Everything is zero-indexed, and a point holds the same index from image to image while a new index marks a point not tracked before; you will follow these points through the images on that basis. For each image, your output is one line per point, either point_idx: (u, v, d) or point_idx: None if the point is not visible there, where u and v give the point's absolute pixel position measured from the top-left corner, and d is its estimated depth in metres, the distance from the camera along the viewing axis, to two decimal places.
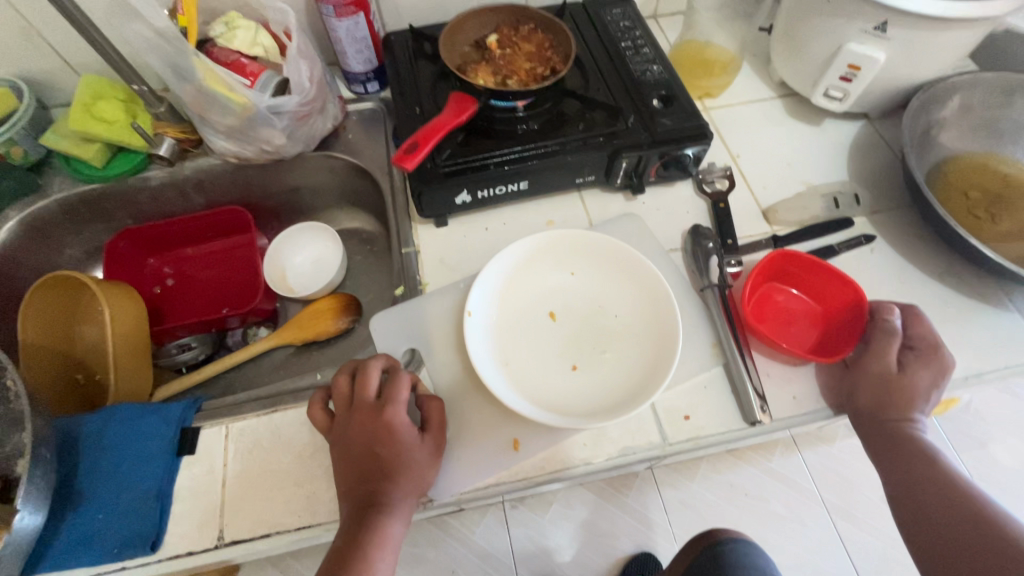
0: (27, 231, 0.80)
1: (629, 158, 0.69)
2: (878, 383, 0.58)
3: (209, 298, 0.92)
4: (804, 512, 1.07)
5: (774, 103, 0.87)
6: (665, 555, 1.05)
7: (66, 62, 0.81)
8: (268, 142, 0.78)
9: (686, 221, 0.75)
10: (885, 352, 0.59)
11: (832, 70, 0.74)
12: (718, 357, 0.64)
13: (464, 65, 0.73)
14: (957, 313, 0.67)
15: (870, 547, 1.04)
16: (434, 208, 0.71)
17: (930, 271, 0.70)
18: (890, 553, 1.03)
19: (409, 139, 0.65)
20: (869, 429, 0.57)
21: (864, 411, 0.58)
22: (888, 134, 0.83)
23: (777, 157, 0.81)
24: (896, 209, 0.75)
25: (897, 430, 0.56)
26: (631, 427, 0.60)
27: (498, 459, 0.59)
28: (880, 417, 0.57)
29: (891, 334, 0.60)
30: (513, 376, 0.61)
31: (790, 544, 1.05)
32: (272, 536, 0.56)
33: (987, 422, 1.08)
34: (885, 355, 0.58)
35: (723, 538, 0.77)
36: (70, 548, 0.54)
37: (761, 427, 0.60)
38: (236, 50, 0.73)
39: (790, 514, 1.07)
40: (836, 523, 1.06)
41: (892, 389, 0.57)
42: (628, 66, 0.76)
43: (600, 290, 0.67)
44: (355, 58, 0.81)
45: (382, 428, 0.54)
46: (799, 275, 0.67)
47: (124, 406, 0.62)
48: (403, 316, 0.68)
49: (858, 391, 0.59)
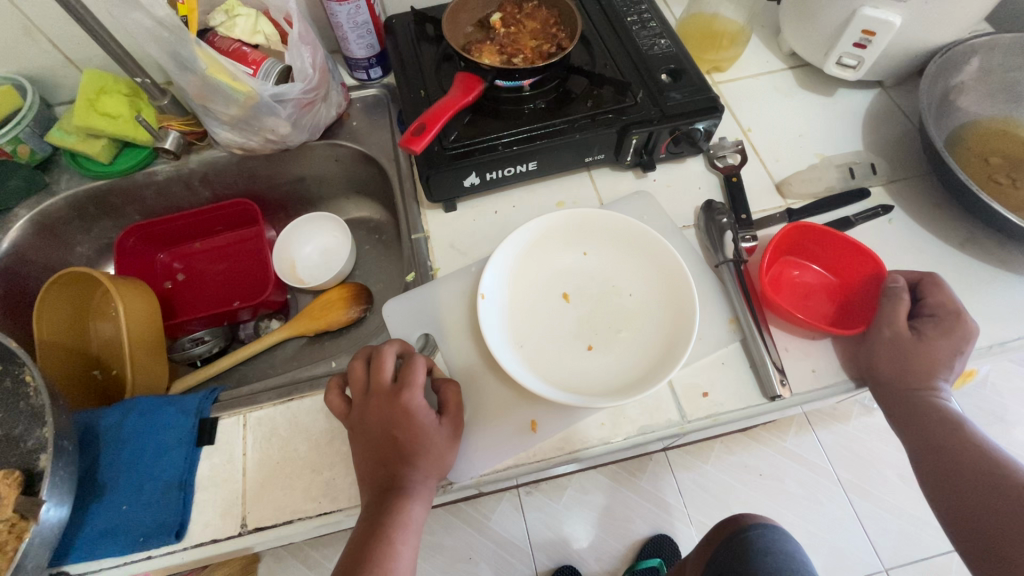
0: (37, 229, 0.80)
1: (639, 134, 0.68)
2: (893, 350, 0.57)
3: (220, 291, 0.92)
4: (819, 489, 1.07)
5: (784, 75, 0.85)
6: (682, 536, 1.05)
7: (68, 58, 0.81)
8: (272, 131, 0.77)
9: (698, 197, 0.73)
10: (896, 317, 0.57)
11: (845, 37, 0.72)
12: (735, 334, 0.63)
13: (467, 45, 0.71)
14: (978, 282, 0.66)
15: (889, 524, 1.03)
16: (442, 191, 0.70)
17: (949, 240, 0.69)
18: (908, 529, 1.02)
19: (416, 121, 0.64)
20: (891, 399, 0.57)
21: (884, 381, 0.57)
22: (902, 102, 0.81)
23: (790, 129, 0.79)
24: (913, 178, 0.73)
25: (922, 400, 0.55)
26: (649, 405, 0.60)
27: (516, 441, 0.58)
28: (903, 388, 0.56)
29: (895, 298, 0.58)
30: (528, 357, 0.61)
31: (808, 522, 1.05)
32: (295, 522, 0.56)
33: (1003, 395, 1.07)
34: (897, 321, 0.57)
35: (755, 524, 0.77)
36: (96, 539, 0.55)
37: (780, 402, 0.60)
38: (237, 39, 0.72)
39: (806, 493, 1.07)
40: (854, 502, 1.06)
41: (914, 359, 0.56)
42: (635, 41, 0.75)
43: (612, 269, 0.67)
44: (356, 44, 0.80)
45: (399, 411, 0.54)
46: (816, 249, 0.66)
47: (142, 399, 0.63)
48: (415, 302, 0.67)
49: (878, 362, 0.58)
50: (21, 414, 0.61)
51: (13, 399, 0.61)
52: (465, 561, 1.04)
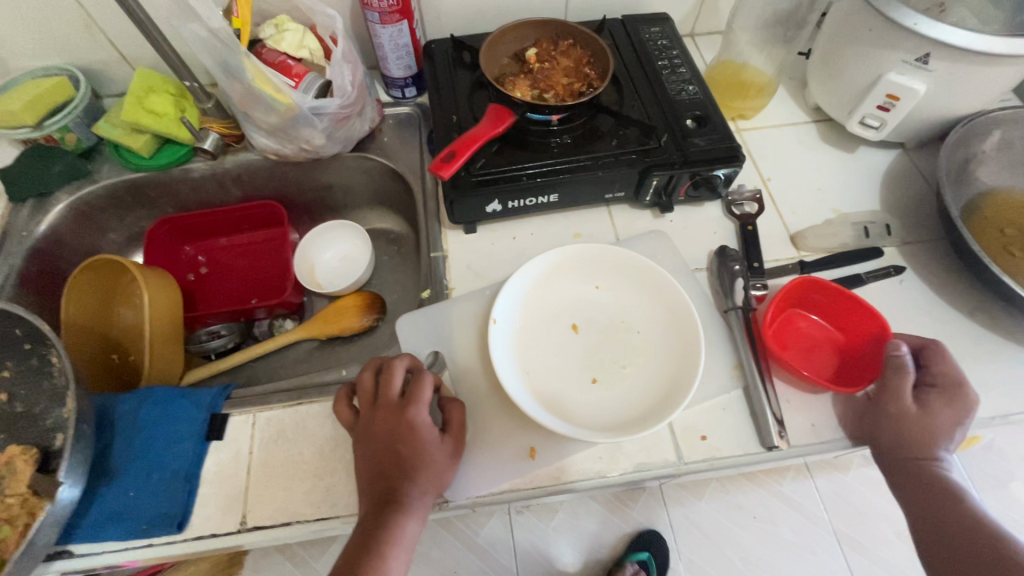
0: (75, 214, 0.84)
1: (659, 176, 0.70)
2: (895, 416, 0.57)
3: (239, 287, 0.95)
4: (813, 538, 1.06)
5: (808, 128, 0.87)
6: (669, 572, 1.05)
7: (121, 55, 0.85)
8: (307, 141, 0.80)
9: (712, 242, 0.75)
10: (899, 386, 0.58)
11: (870, 99, 0.74)
12: (738, 381, 0.64)
13: (502, 76, 0.73)
14: (985, 351, 0.66)
15: None
16: (465, 214, 0.72)
17: (959, 307, 0.69)
18: None
19: (447, 148, 0.66)
20: (890, 465, 0.57)
21: (887, 447, 0.58)
22: (922, 165, 0.82)
23: (809, 182, 0.81)
24: (927, 241, 0.74)
25: (920, 468, 0.55)
26: (647, 444, 0.61)
27: (514, 466, 0.60)
28: (902, 454, 0.56)
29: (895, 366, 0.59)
30: (533, 384, 0.62)
31: (798, 569, 1.04)
32: (292, 524, 0.58)
33: (1008, 460, 1.06)
34: (899, 391, 0.57)
35: None
36: (103, 521, 0.57)
37: (777, 453, 0.60)
38: (283, 52, 0.76)
39: (799, 540, 1.06)
40: (847, 553, 1.05)
41: (914, 426, 0.56)
42: (663, 85, 0.77)
43: (622, 304, 0.68)
44: (395, 64, 0.84)
45: (403, 426, 0.55)
46: (823, 304, 0.67)
47: (159, 389, 0.65)
48: (428, 319, 0.69)
49: (878, 426, 0.58)
50: (43, 393, 0.63)
51: (38, 377, 0.64)
52: (450, 574, 1.05)
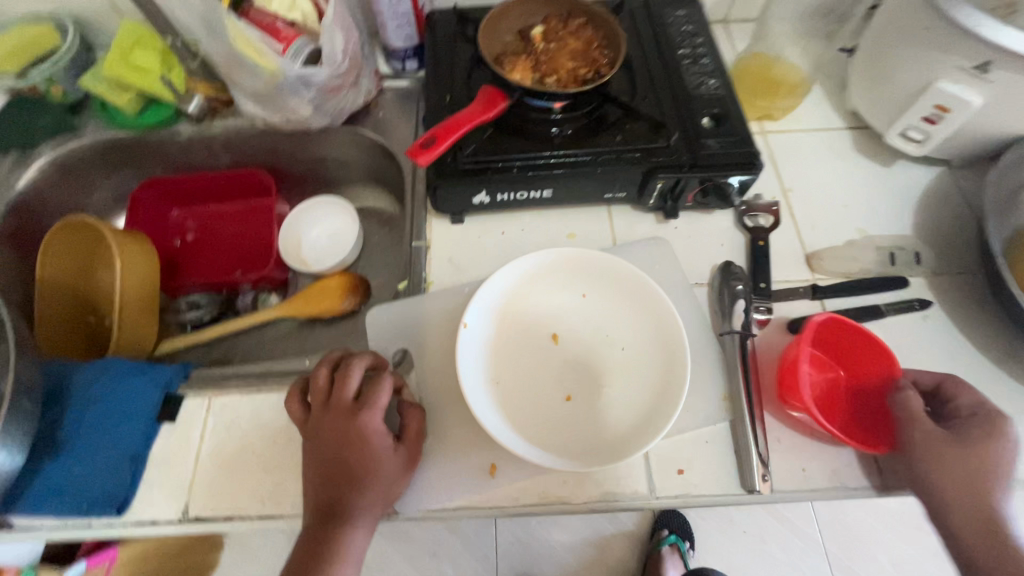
0: (57, 170, 0.81)
1: (665, 180, 0.64)
2: (935, 449, 0.51)
3: (223, 258, 0.92)
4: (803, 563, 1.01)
5: (842, 134, 0.78)
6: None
7: (111, 4, 0.81)
8: (294, 112, 0.75)
9: (717, 255, 0.68)
10: (918, 417, 0.52)
11: (916, 108, 0.66)
12: (726, 413, 0.58)
13: (503, 55, 0.67)
14: (1011, 404, 0.59)
15: None
16: (450, 204, 0.67)
17: (987, 351, 0.62)
18: None
19: (430, 132, 0.60)
20: (937, 509, 0.50)
21: (927, 487, 0.50)
22: (966, 186, 0.73)
23: (835, 196, 0.73)
24: (960, 274, 0.66)
25: (971, 509, 0.49)
26: (618, 472, 0.56)
27: (472, 482, 0.56)
28: (953, 494, 0.49)
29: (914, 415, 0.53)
30: (501, 397, 0.58)
31: None
32: (235, 519, 0.55)
33: None
34: (920, 420, 0.52)
35: None
36: (44, 496, 0.55)
37: (758, 497, 0.55)
38: (273, 13, 0.70)
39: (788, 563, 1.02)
40: None
41: (957, 460, 0.50)
42: (682, 76, 0.69)
43: (609, 317, 0.63)
44: (395, 33, 0.78)
45: (354, 434, 0.51)
46: (829, 340, 0.61)
47: (116, 362, 0.63)
48: (401, 313, 0.65)
49: (917, 462, 0.51)
50: None
51: None
52: None
